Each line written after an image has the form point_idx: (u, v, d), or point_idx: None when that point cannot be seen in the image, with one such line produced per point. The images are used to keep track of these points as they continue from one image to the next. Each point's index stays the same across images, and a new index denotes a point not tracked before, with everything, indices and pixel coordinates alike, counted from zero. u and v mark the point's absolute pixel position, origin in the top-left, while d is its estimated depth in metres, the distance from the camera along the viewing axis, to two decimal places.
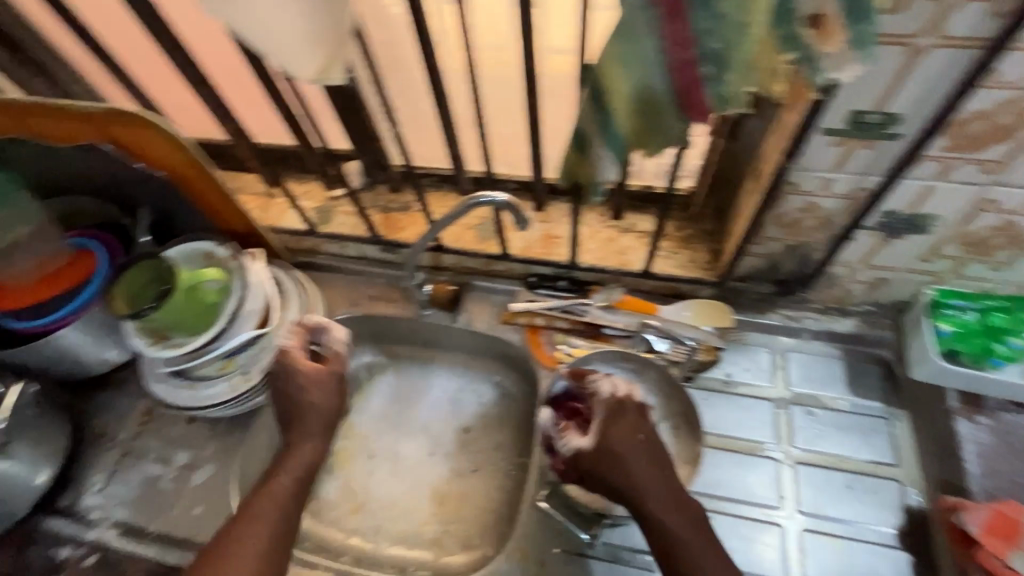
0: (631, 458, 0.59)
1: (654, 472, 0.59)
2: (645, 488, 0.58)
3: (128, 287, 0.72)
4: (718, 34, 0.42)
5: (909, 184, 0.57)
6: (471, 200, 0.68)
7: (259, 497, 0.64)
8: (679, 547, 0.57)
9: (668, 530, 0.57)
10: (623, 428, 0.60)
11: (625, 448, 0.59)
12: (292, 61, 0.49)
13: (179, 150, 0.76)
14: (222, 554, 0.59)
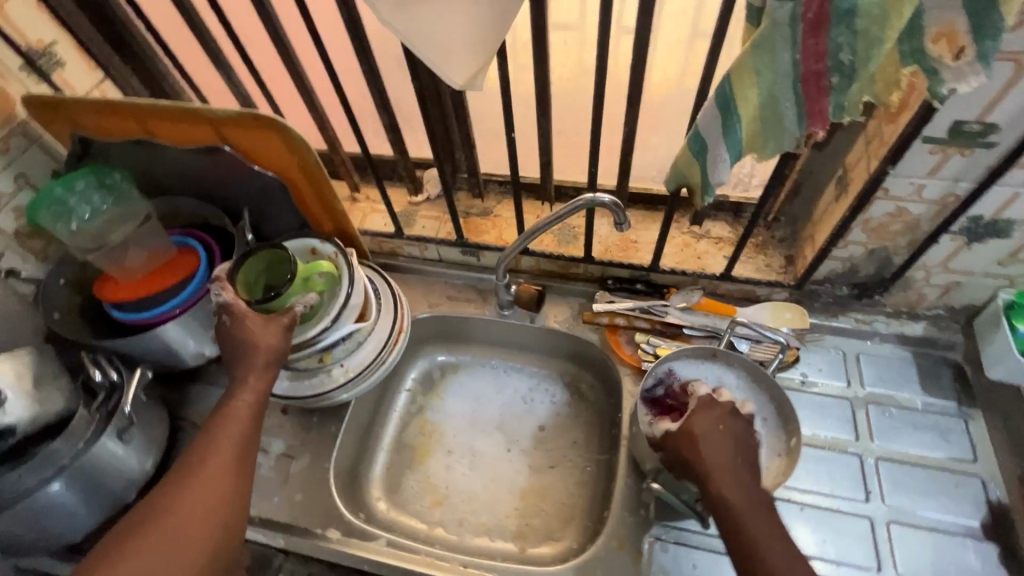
0: (706, 441, 0.62)
1: (727, 459, 0.61)
2: (717, 465, 0.60)
3: (246, 275, 0.75)
4: (852, 47, 0.47)
5: (998, 189, 0.62)
6: (574, 203, 0.73)
7: (223, 426, 0.67)
8: (744, 528, 0.57)
9: (736, 510, 0.58)
10: (703, 413, 0.64)
11: (703, 431, 0.63)
12: (450, 68, 0.53)
13: (288, 153, 0.80)
14: (181, 479, 0.62)
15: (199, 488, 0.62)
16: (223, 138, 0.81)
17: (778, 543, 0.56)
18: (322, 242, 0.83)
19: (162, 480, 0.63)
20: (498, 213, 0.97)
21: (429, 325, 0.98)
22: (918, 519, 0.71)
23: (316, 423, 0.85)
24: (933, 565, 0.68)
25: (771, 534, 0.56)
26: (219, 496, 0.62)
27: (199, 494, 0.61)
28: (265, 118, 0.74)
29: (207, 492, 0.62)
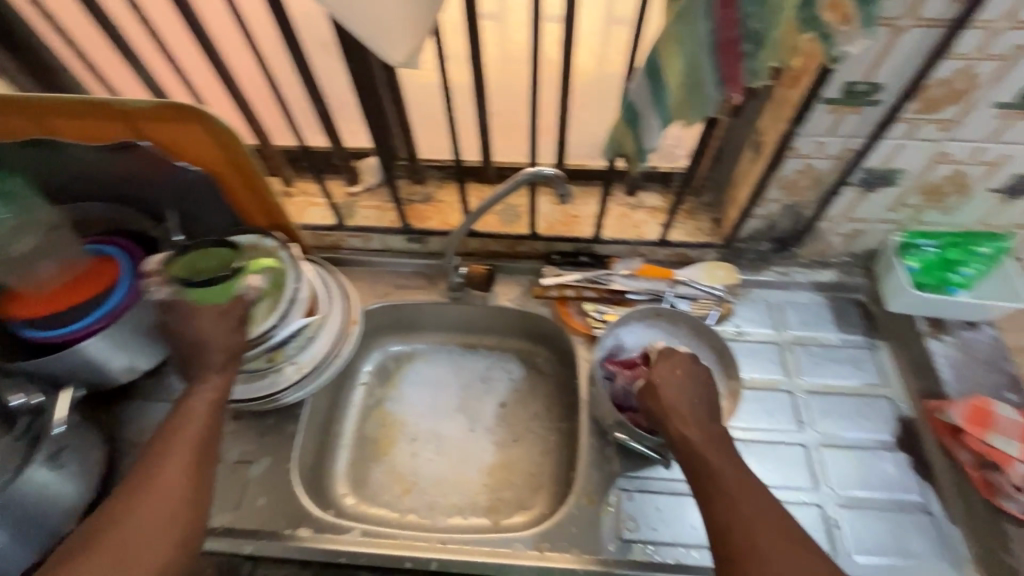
0: (667, 387, 0.64)
1: (689, 402, 0.63)
2: (682, 414, 0.62)
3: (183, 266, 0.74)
4: (760, 16, 0.52)
5: (886, 142, 0.70)
6: (517, 178, 0.75)
7: (176, 434, 0.63)
8: (710, 473, 0.58)
9: (702, 456, 0.59)
10: (668, 363, 0.66)
11: (664, 377, 0.65)
12: (388, 45, 0.53)
13: (216, 147, 0.76)
14: (131, 494, 0.58)
15: (150, 498, 0.58)
16: (139, 133, 0.75)
17: (745, 488, 0.56)
18: (259, 238, 0.81)
19: (114, 491, 0.59)
20: (440, 198, 0.97)
21: (380, 316, 0.97)
22: (843, 440, 0.80)
23: (272, 425, 0.82)
24: (858, 477, 0.77)
25: (736, 481, 0.57)
26: (169, 505, 0.59)
27: (157, 502, 0.58)
28: (188, 109, 0.70)
29: (158, 501, 0.59)
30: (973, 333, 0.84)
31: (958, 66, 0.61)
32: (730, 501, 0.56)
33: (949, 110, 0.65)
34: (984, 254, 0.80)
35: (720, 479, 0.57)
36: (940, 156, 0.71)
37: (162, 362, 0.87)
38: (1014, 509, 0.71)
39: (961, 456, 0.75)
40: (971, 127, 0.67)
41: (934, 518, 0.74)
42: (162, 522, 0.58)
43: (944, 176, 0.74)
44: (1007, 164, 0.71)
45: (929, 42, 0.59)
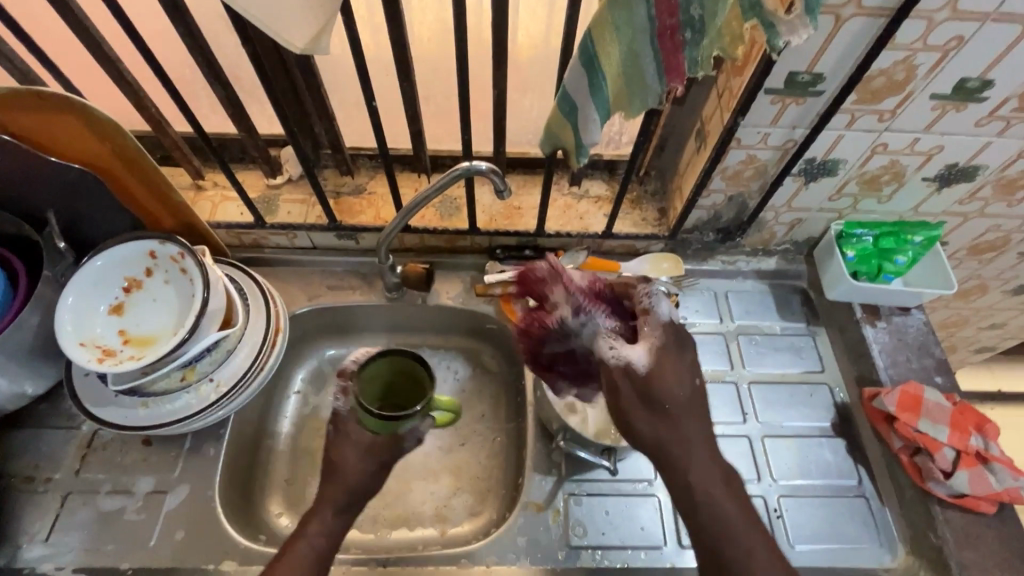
0: (682, 410, 0.58)
1: (697, 426, 0.58)
2: (693, 452, 0.57)
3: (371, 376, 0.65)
4: (699, 2, 0.48)
5: (827, 134, 0.69)
6: (451, 172, 0.69)
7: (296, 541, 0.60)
8: (722, 520, 0.55)
9: (712, 502, 0.55)
10: (675, 389, 0.58)
11: (678, 393, 0.58)
12: (284, 30, 0.47)
13: (102, 140, 0.66)
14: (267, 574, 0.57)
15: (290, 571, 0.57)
16: (2, 125, 0.64)
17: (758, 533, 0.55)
18: (162, 242, 0.70)
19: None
20: (372, 190, 0.89)
21: (311, 320, 0.90)
22: (785, 430, 0.81)
23: (190, 449, 0.75)
24: (800, 466, 0.79)
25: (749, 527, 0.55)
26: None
27: None
28: (60, 97, 0.60)
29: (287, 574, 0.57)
30: (905, 317, 0.87)
31: (898, 57, 0.59)
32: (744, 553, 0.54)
33: (888, 100, 0.64)
34: (917, 243, 0.81)
35: (732, 527, 0.55)
36: (878, 146, 0.71)
37: (55, 384, 0.77)
38: (941, 493, 0.73)
39: (894, 442, 0.77)
40: (908, 118, 0.66)
41: (868, 502, 0.77)
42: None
43: (881, 166, 0.74)
44: (940, 154, 0.71)
45: (871, 31, 0.57)
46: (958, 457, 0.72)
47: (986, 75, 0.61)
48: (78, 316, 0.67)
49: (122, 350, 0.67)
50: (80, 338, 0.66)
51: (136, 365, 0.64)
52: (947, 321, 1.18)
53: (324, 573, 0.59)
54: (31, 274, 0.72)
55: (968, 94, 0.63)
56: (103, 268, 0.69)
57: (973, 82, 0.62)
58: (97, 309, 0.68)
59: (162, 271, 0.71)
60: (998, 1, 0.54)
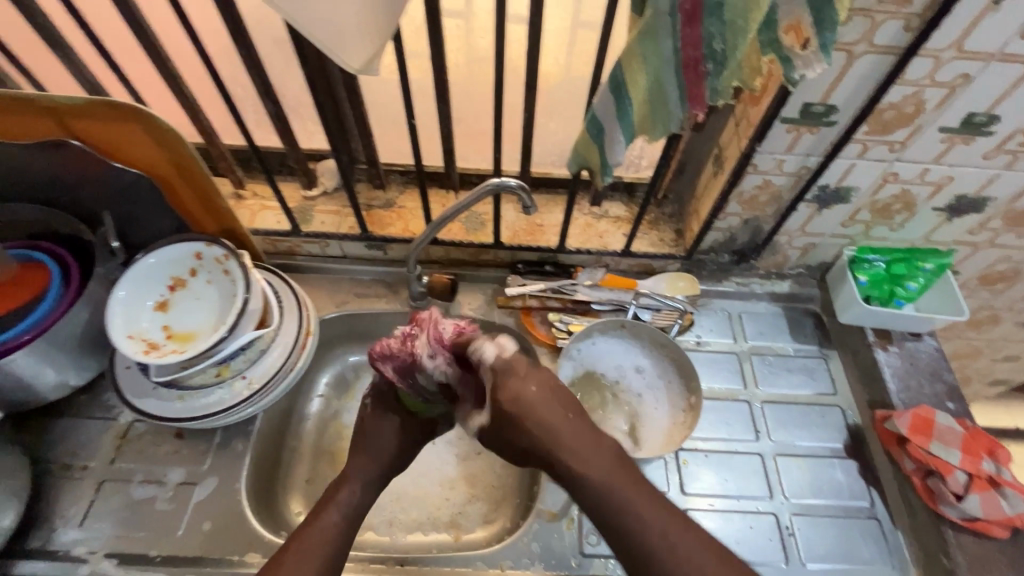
0: (539, 408, 0.60)
1: (561, 418, 0.60)
2: (560, 437, 0.59)
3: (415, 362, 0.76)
4: (722, 37, 0.51)
5: (840, 162, 0.72)
6: (481, 188, 0.72)
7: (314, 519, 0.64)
8: (604, 486, 0.57)
9: (591, 473, 0.57)
10: (531, 379, 0.61)
11: (528, 398, 0.60)
12: (345, 51, 0.51)
13: (160, 149, 0.71)
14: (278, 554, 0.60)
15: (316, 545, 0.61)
16: (72, 131, 0.69)
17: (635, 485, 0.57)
18: (208, 245, 0.75)
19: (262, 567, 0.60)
20: (402, 204, 0.93)
21: (338, 325, 0.93)
22: (796, 449, 0.83)
23: (219, 443, 0.78)
24: (811, 485, 0.80)
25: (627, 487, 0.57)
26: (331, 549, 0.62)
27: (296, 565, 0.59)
28: (127, 108, 0.65)
29: (312, 549, 0.61)
30: (917, 343, 0.88)
31: (908, 92, 0.63)
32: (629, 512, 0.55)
33: (899, 132, 0.68)
34: (928, 270, 0.83)
35: (613, 491, 0.56)
36: (889, 175, 0.74)
37: (97, 376, 0.81)
38: (953, 516, 0.73)
39: (906, 464, 0.78)
40: (918, 150, 0.70)
41: (880, 523, 0.77)
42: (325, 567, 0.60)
43: (892, 195, 0.77)
44: (949, 184, 0.75)
45: (881, 68, 0.61)
46: (971, 480, 0.73)
47: (992, 110, 0.64)
48: (127, 311, 0.71)
49: (165, 344, 0.71)
50: (128, 331, 0.70)
51: (178, 358, 0.68)
52: (960, 351, 1.19)
53: (344, 547, 0.64)
54: (82, 275, 0.76)
55: (975, 128, 0.66)
56: (153, 265, 0.74)
57: (979, 117, 0.65)
58: (144, 304, 0.72)
59: (205, 272, 0.75)
60: (1001, 43, 0.57)
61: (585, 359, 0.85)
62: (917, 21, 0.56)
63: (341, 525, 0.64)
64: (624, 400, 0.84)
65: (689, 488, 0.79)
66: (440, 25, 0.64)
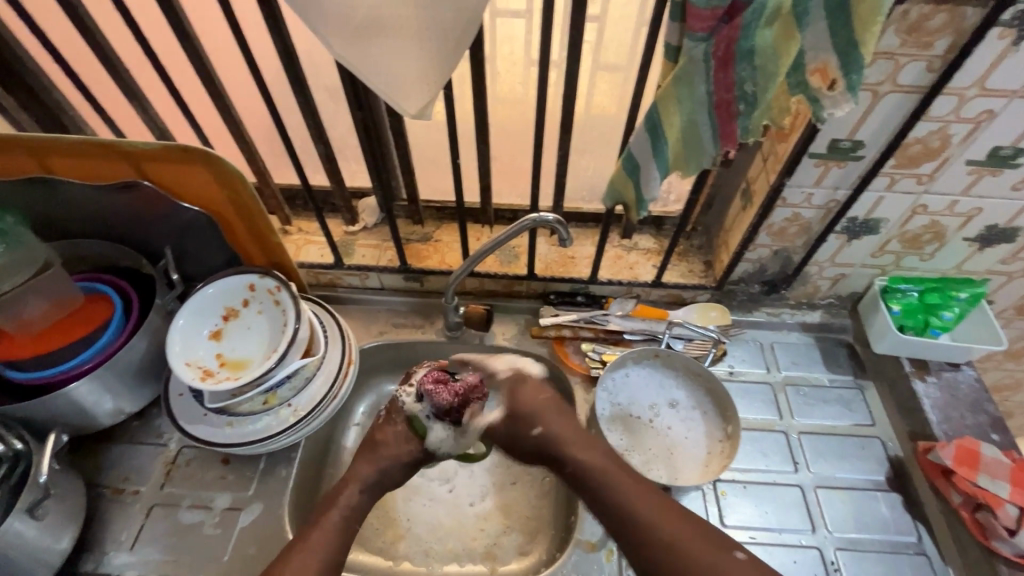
0: (541, 414, 0.74)
1: (556, 415, 0.74)
2: (560, 429, 0.73)
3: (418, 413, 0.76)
4: (753, 80, 0.54)
5: (868, 195, 0.75)
6: (520, 223, 0.75)
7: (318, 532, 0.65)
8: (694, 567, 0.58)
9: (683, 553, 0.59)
10: (546, 418, 0.74)
11: (530, 411, 0.75)
12: (401, 97, 0.54)
13: (221, 188, 0.76)
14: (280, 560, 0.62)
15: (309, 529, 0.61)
16: (144, 173, 0.75)
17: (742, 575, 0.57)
18: (261, 276, 0.79)
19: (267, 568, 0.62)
20: (439, 238, 0.98)
21: (376, 354, 0.96)
22: (837, 481, 0.81)
23: (264, 469, 0.80)
24: (854, 518, 0.78)
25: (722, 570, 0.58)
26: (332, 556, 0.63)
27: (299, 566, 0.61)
28: (197, 151, 0.71)
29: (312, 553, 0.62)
30: (955, 373, 0.87)
31: (933, 127, 0.65)
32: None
33: (926, 165, 0.70)
34: (963, 299, 0.83)
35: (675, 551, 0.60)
36: (918, 208, 0.76)
37: (149, 404, 0.84)
38: (1007, 552, 0.72)
39: (953, 498, 0.76)
40: (945, 182, 0.72)
41: (929, 560, 0.76)
42: (326, 564, 0.62)
43: (922, 226, 0.79)
44: (979, 216, 0.76)
45: (907, 105, 0.64)
46: None
47: (1018, 143, 0.66)
48: (186, 339, 0.75)
49: (219, 371, 0.74)
50: (186, 359, 0.73)
51: (231, 385, 0.70)
52: (999, 383, 1.17)
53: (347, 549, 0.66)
54: (142, 304, 0.80)
55: (1001, 161, 0.68)
56: (211, 295, 0.78)
57: (1005, 150, 0.67)
58: (200, 333, 0.76)
59: (257, 302, 0.80)
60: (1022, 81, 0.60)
61: (620, 392, 0.85)
62: (938, 62, 0.59)
63: (342, 519, 0.67)
64: (661, 434, 0.83)
65: (728, 519, 0.78)
66: (484, 73, 0.69)
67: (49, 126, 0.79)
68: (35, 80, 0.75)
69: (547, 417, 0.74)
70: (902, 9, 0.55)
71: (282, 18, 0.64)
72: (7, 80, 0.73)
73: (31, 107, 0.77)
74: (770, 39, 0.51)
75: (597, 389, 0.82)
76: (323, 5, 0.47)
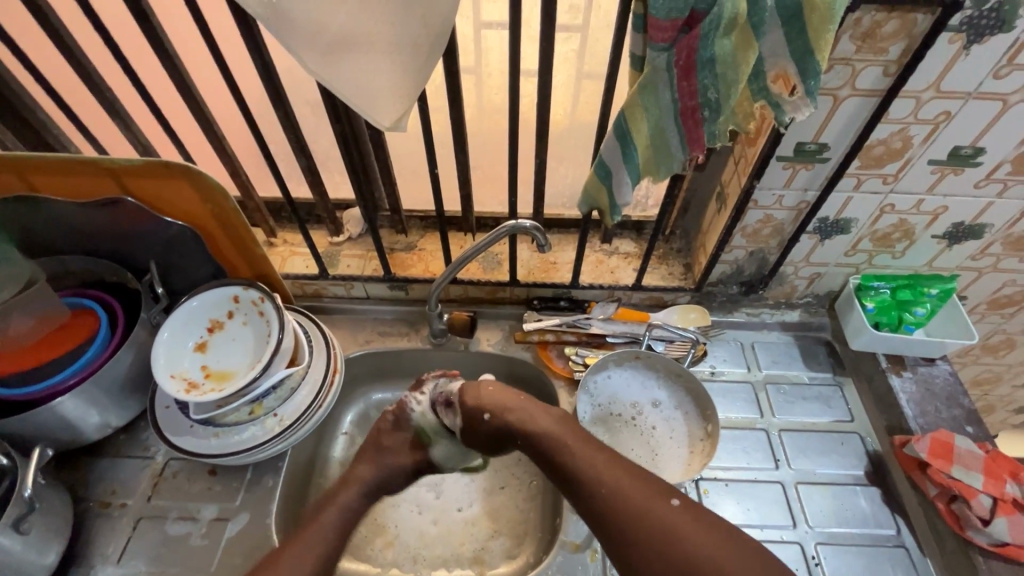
0: (499, 401, 0.73)
1: (516, 399, 0.73)
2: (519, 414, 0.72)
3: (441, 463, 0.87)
4: (715, 87, 0.56)
5: (837, 196, 0.77)
6: (498, 230, 0.76)
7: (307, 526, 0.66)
8: (632, 511, 0.58)
9: (623, 499, 0.59)
10: (500, 405, 0.73)
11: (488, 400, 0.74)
12: (374, 110, 0.55)
13: (204, 201, 0.77)
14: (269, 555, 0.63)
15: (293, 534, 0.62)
16: (127, 189, 0.77)
17: (681, 520, 0.56)
18: (245, 288, 0.80)
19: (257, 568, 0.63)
20: (422, 247, 0.99)
21: (363, 363, 0.97)
22: (817, 477, 0.83)
23: (251, 480, 0.81)
24: (834, 513, 0.80)
25: (662, 518, 0.57)
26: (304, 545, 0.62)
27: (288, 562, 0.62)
28: (178, 166, 0.72)
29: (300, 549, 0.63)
30: (931, 368, 0.89)
31: (894, 129, 0.68)
32: (659, 539, 0.55)
33: (890, 166, 0.72)
34: (934, 296, 0.85)
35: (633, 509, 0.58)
36: (886, 207, 0.78)
37: (136, 418, 0.85)
38: (981, 541, 0.74)
39: (929, 490, 0.78)
40: (910, 181, 0.74)
41: (909, 552, 0.77)
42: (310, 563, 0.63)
43: (891, 225, 0.81)
44: (945, 213, 0.78)
45: (868, 108, 0.66)
46: (997, 504, 0.73)
47: (977, 143, 0.68)
48: (170, 352, 0.76)
49: (203, 382, 0.75)
50: (171, 371, 0.74)
51: (216, 396, 0.71)
52: (979, 377, 1.19)
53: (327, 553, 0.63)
54: (127, 318, 0.81)
55: (963, 160, 0.70)
56: (195, 307, 0.79)
57: (965, 150, 0.69)
58: (185, 346, 0.77)
59: (241, 314, 0.81)
60: (977, 82, 0.62)
61: (603, 394, 0.87)
62: (894, 67, 0.61)
63: None
64: (644, 433, 0.84)
65: None
66: (459, 85, 0.70)
67: (33, 145, 0.81)
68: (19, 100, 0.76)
69: (507, 411, 0.72)
70: (854, 17, 0.57)
71: (260, 35, 0.65)
72: None
73: (15, 126, 0.78)
74: (729, 48, 0.53)
75: (580, 391, 0.83)
76: (294, 22, 0.48)
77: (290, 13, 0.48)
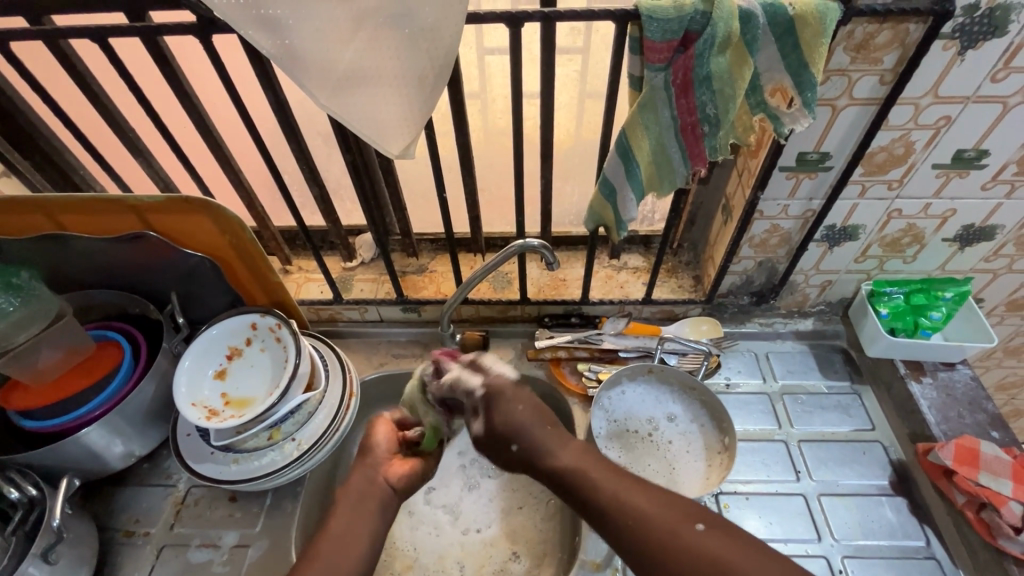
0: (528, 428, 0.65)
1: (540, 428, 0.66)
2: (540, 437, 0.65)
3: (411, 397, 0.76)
4: (714, 103, 0.57)
5: (842, 204, 0.77)
6: (507, 249, 0.77)
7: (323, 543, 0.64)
8: (655, 535, 0.55)
9: (646, 524, 0.56)
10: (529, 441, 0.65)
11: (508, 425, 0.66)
12: (382, 140, 0.56)
13: (223, 234, 0.80)
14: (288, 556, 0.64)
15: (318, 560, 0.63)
16: (147, 224, 0.79)
17: (710, 537, 0.54)
18: (263, 315, 0.83)
19: None
20: (433, 268, 1.01)
21: (378, 385, 0.98)
22: (840, 488, 0.81)
23: (271, 505, 0.82)
24: (860, 525, 0.78)
25: (683, 539, 0.54)
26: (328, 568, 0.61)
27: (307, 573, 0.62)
28: (197, 201, 0.75)
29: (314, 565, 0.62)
30: (951, 373, 0.88)
31: (895, 136, 0.68)
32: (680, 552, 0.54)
33: (894, 171, 0.72)
34: (949, 298, 0.85)
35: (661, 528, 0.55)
36: (893, 213, 0.78)
37: (158, 446, 0.87)
38: (1015, 551, 0.71)
39: (956, 498, 0.76)
40: (915, 186, 0.74)
41: (939, 563, 0.75)
42: None
43: (899, 230, 0.81)
44: (955, 216, 0.78)
45: (867, 117, 0.67)
46: None
47: (980, 145, 0.69)
48: (191, 380, 0.77)
49: (223, 409, 0.76)
50: (192, 399, 0.75)
51: (236, 421, 0.72)
52: (1005, 381, 1.16)
53: None
54: (150, 347, 0.83)
55: (967, 163, 0.71)
56: (214, 336, 0.82)
57: (969, 153, 0.70)
58: (205, 373, 0.79)
59: (259, 340, 0.83)
60: (975, 86, 0.63)
61: (616, 409, 0.87)
62: (889, 76, 0.62)
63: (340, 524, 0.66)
64: (661, 450, 0.84)
65: None
66: (463, 112, 0.73)
67: (60, 185, 0.84)
68: (46, 145, 0.80)
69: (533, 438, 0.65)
70: (846, 30, 0.59)
71: (273, 72, 0.68)
72: (23, 144, 0.78)
73: (43, 168, 0.82)
74: (724, 65, 0.55)
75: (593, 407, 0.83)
76: (304, 59, 0.50)
77: (300, 49, 0.50)
